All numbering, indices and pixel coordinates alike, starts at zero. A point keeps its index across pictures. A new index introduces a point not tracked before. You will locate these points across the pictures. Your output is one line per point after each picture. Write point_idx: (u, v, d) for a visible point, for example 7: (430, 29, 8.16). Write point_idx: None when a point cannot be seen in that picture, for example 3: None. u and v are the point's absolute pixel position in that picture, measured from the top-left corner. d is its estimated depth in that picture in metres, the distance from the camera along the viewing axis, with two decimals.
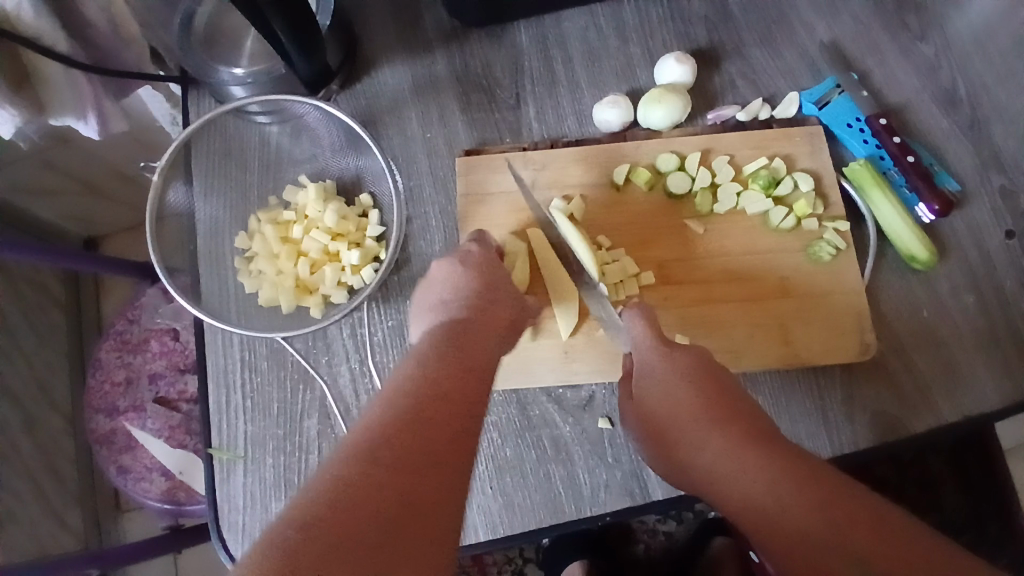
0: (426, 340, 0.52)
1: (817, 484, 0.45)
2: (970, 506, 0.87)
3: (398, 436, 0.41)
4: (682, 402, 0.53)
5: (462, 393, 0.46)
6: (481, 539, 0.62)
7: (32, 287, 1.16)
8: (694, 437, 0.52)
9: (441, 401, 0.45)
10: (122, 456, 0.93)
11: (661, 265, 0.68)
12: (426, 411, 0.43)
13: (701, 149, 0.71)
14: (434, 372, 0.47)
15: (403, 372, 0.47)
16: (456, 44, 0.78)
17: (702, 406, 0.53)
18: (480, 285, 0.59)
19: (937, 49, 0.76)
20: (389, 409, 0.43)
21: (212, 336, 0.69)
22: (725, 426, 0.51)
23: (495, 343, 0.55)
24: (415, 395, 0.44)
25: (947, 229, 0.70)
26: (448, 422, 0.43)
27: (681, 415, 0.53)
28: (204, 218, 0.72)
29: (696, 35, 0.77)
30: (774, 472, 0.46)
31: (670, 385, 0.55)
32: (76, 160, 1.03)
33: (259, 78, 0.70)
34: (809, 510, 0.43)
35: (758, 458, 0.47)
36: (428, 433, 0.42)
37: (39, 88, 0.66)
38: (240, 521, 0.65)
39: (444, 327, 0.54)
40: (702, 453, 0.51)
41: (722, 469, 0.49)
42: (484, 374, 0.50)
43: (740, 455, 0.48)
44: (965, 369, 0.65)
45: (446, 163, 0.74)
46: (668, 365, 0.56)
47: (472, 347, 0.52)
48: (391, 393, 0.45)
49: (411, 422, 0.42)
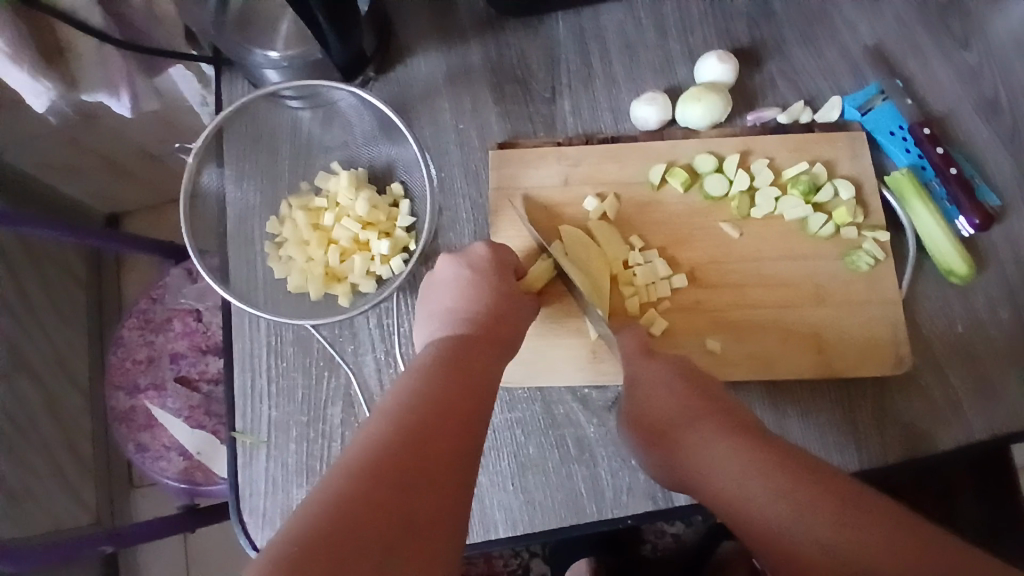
0: (426, 358, 0.51)
1: (783, 468, 0.45)
2: (986, 519, 0.83)
3: (399, 453, 0.39)
4: (655, 405, 0.54)
5: (463, 410, 0.45)
6: (501, 536, 0.62)
7: (55, 263, 1.17)
8: (671, 439, 0.51)
9: (440, 419, 0.43)
10: (140, 433, 0.94)
11: (694, 268, 0.67)
12: (427, 429, 0.42)
13: (740, 151, 0.70)
14: (435, 391, 0.46)
15: (403, 390, 0.46)
16: (491, 34, 0.77)
17: (682, 405, 0.52)
18: (490, 292, 0.58)
19: (982, 56, 0.74)
20: (389, 426, 0.42)
21: (239, 320, 0.69)
22: (702, 420, 0.51)
23: (499, 358, 0.54)
24: (417, 412, 0.43)
25: (987, 243, 0.68)
26: (446, 437, 0.42)
27: (658, 418, 0.53)
28: (235, 202, 0.72)
29: (736, 33, 0.76)
30: (749, 463, 0.46)
31: (649, 390, 0.55)
32: (103, 138, 1.03)
33: (295, 63, 0.69)
34: (776, 495, 0.43)
35: (734, 452, 0.47)
36: (430, 450, 0.41)
37: (72, 63, 0.66)
38: (262, 505, 0.65)
39: (445, 345, 0.53)
40: (681, 453, 0.50)
41: (698, 465, 0.49)
42: (486, 390, 0.49)
43: (719, 451, 0.48)
44: (998, 385, 0.64)
45: (477, 155, 0.73)
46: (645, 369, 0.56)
47: (475, 363, 0.51)
48: (391, 409, 0.44)
49: (411, 439, 0.41)
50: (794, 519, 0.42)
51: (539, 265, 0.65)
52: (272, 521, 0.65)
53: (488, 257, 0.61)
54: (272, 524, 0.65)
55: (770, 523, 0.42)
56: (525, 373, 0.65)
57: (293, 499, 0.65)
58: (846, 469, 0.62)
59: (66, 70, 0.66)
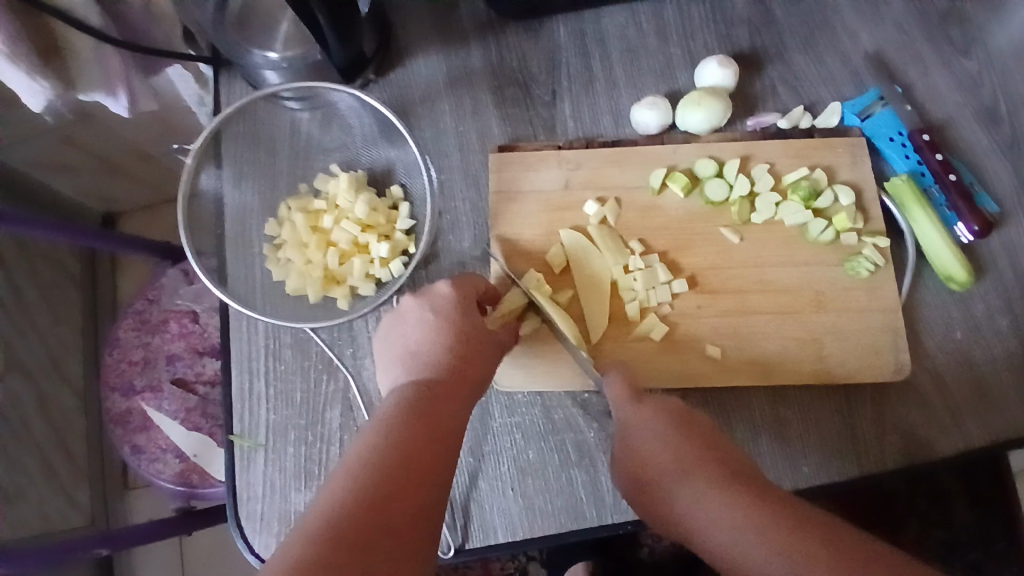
0: (390, 407, 0.51)
1: (786, 523, 0.44)
2: (981, 524, 0.84)
3: (359, 519, 0.40)
4: (648, 459, 0.52)
5: (425, 464, 0.46)
6: (500, 541, 0.62)
7: (49, 262, 1.16)
8: (665, 495, 0.50)
9: (402, 476, 0.44)
10: (136, 435, 0.94)
11: (694, 273, 0.67)
12: (388, 489, 0.43)
13: (740, 156, 0.70)
14: (397, 446, 0.46)
15: (366, 445, 0.46)
16: (492, 36, 0.77)
17: (672, 453, 0.51)
18: (450, 336, 0.57)
19: (981, 64, 0.74)
20: (349, 489, 0.42)
21: (237, 322, 0.69)
22: (695, 475, 0.49)
23: (466, 401, 0.54)
24: (378, 473, 0.44)
25: (986, 250, 0.68)
26: (408, 496, 0.43)
27: (655, 472, 0.51)
28: (233, 201, 0.71)
29: (738, 38, 0.76)
30: (750, 520, 0.45)
31: (638, 438, 0.53)
32: (100, 137, 1.02)
33: (295, 64, 0.69)
34: (775, 551, 0.42)
35: (729, 509, 0.46)
36: (391, 511, 0.42)
37: (68, 62, 0.65)
38: (259, 510, 0.65)
39: (412, 390, 0.53)
40: (674, 510, 0.49)
41: (696, 522, 0.47)
42: (452, 440, 0.49)
43: (714, 512, 0.47)
44: (996, 393, 0.64)
45: (477, 158, 0.73)
46: (636, 421, 0.54)
47: (440, 412, 0.51)
48: (353, 466, 0.44)
49: (370, 505, 0.41)
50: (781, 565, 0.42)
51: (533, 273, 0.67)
52: (270, 526, 0.64)
53: (447, 298, 0.59)
54: (270, 529, 0.64)
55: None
56: (523, 378, 0.65)
57: (291, 503, 0.65)
58: (843, 475, 0.62)
59: (62, 68, 0.65)
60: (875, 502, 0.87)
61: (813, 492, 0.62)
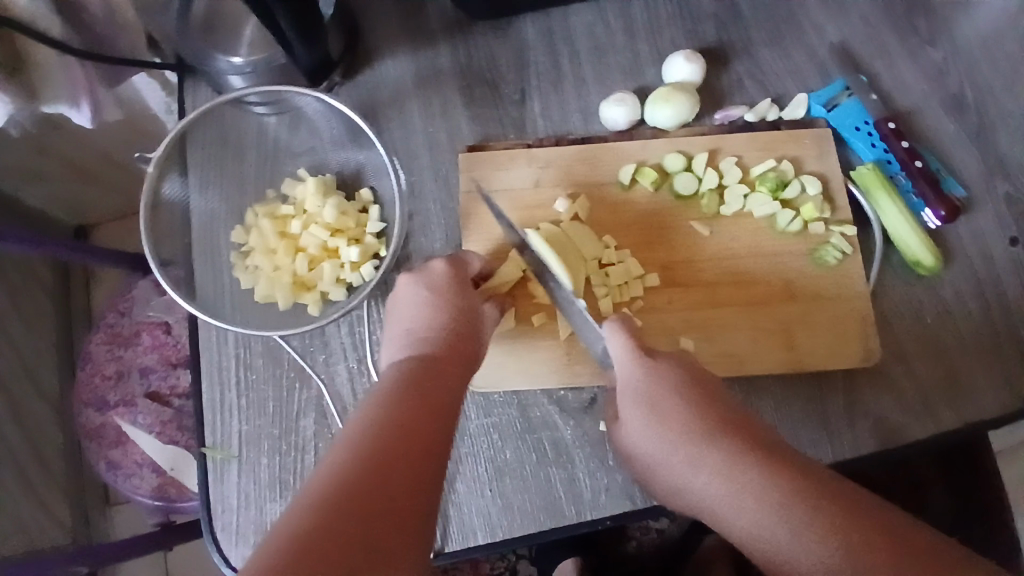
0: (386, 385, 0.50)
1: (820, 495, 0.42)
2: (958, 507, 0.85)
3: (362, 485, 0.38)
4: (666, 428, 0.50)
5: (425, 435, 0.44)
6: (479, 543, 0.61)
7: (21, 277, 1.14)
8: (685, 468, 0.48)
9: (403, 446, 0.42)
10: (111, 451, 0.92)
11: (666, 267, 0.67)
12: (388, 458, 0.41)
13: (708, 149, 0.70)
14: (397, 419, 0.45)
15: (365, 421, 0.45)
16: (460, 36, 0.76)
17: (695, 425, 0.49)
18: (448, 312, 0.57)
19: (944, 53, 0.76)
20: (349, 461, 0.40)
21: (206, 333, 0.68)
22: (720, 442, 0.48)
23: (462, 378, 0.53)
24: (377, 444, 0.42)
25: (953, 235, 0.69)
26: (410, 462, 0.41)
27: (675, 440, 0.49)
28: (199, 210, 0.70)
29: (704, 33, 0.76)
30: (780, 490, 0.43)
31: (660, 405, 0.51)
32: (70, 144, 1.00)
33: (259, 68, 0.68)
34: (809, 522, 0.40)
35: (759, 479, 0.44)
36: (392, 477, 0.40)
37: (32, 76, 0.64)
38: (234, 522, 0.63)
39: (407, 369, 0.51)
40: (694, 482, 0.47)
41: (717, 493, 0.45)
42: (449, 414, 0.48)
43: (739, 480, 0.45)
44: (967, 376, 0.64)
45: (448, 158, 0.72)
46: (653, 382, 0.53)
47: (438, 385, 0.50)
48: (352, 440, 0.42)
49: (371, 472, 0.39)
50: (827, 551, 0.39)
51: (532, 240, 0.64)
52: (246, 537, 0.63)
53: (443, 276, 0.60)
54: (245, 540, 0.63)
55: (800, 560, 0.39)
56: (499, 378, 0.65)
57: (267, 513, 0.63)
58: (821, 462, 0.62)
59: (26, 82, 0.64)
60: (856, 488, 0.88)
61: None
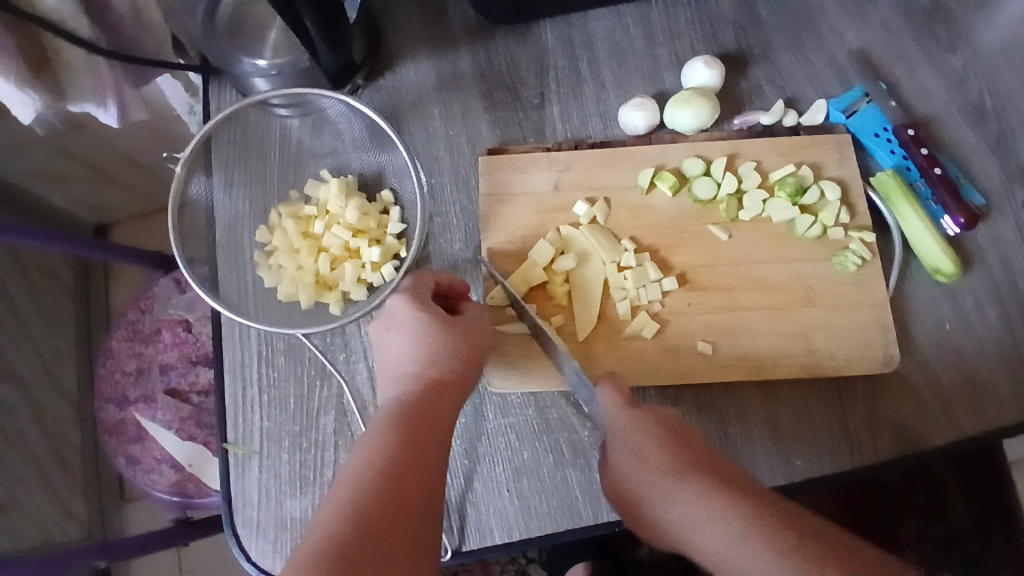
0: (376, 422, 0.51)
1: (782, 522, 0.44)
2: (977, 518, 0.84)
3: (347, 538, 0.41)
4: (644, 465, 0.50)
5: (411, 473, 0.46)
6: (497, 543, 0.62)
7: (43, 274, 1.16)
8: (662, 496, 0.48)
9: (387, 492, 0.44)
10: (131, 446, 0.93)
11: (684, 271, 0.67)
12: (373, 502, 0.43)
13: (728, 154, 0.71)
14: (384, 461, 0.46)
15: (355, 461, 0.46)
16: (480, 41, 0.77)
17: (671, 464, 0.49)
18: (425, 338, 0.56)
19: (965, 60, 0.75)
20: (338, 510, 0.43)
21: (230, 329, 0.69)
22: (694, 479, 0.48)
23: (451, 404, 0.54)
24: (363, 488, 0.44)
25: (972, 243, 0.69)
26: (393, 504, 0.43)
27: (651, 475, 0.50)
28: (225, 209, 0.71)
29: (723, 39, 0.77)
30: (744, 520, 0.45)
31: (640, 447, 0.51)
32: (92, 148, 1.02)
33: (284, 70, 0.70)
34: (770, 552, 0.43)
35: (726, 512, 0.45)
36: (376, 523, 0.42)
37: (59, 74, 0.66)
38: (255, 517, 0.64)
39: (396, 403, 0.53)
40: (671, 509, 0.48)
41: (689, 526, 0.46)
42: (438, 445, 0.50)
43: (711, 512, 0.46)
44: (986, 384, 0.64)
45: (467, 162, 0.73)
46: (633, 424, 0.52)
47: (427, 417, 0.51)
48: (343, 486, 0.45)
49: (357, 518, 0.42)
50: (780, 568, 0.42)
51: (541, 243, 0.67)
52: (266, 532, 0.64)
53: (409, 312, 0.58)
54: (266, 535, 0.64)
55: None
56: (516, 379, 0.65)
57: (287, 509, 0.64)
58: (838, 468, 0.62)
59: (53, 79, 0.65)
60: (873, 495, 0.87)
61: (808, 487, 0.62)
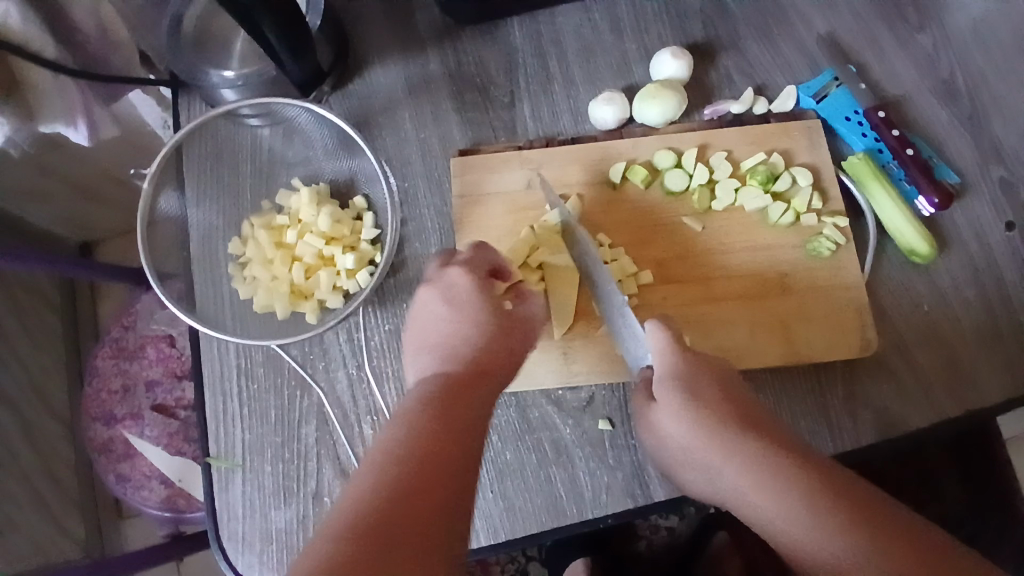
0: (417, 398, 0.49)
1: (838, 496, 0.45)
2: (970, 498, 0.84)
3: (382, 517, 0.38)
4: (699, 418, 0.51)
5: (447, 459, 0.43)
6: (482, 544, 0.62)
7: (26, 295, 1.15)
8: (714, 457, 0.50)
9: (423, 475, 0.41)
10: (120, 464, 0.93)
11: (660, 263, 0.67)
12: (410, 484, 0.41)
13: (698, 145, 0.70)
14: (422, 442, 0.44)
15: (394, 438, 0.44)
16: (448, 42, 0.77)
17: (724, 417, 0.51)
18: (473, 319, 0.55)
19: (935, 40, 0.75)
20: (373, 486, 0.40)
21: (207, 344, 0.68)
22: (749, 433, 0.50)
23: (490, 393, 0.51)
24: (401, 466, 0.42)
25: (948, 222, 0.69)
26: (431, 489, 0.41)
27: (705, 426, 0.51)
28: (196, 222, 0.71)
29: (691, 30, 0.76)
30: (805, 484, 0.46)
31: (697, 393, 0.52)
32: (67, 166, 1.02)
33: (250, 80, 0.69)
34: (833, 511, 0.44)
35: (781, 467, 0.47)
36: (413, 504, 0.40)
37: (29, 97, 0.64)
38: (240, 530, 0.64)
39: (435, 384, 0.50)
40: (724, 471, 0.49)
41: (744, 481, 0.48)
42: (476, 432, 0.47)
43: (767, 467, 0.47)
44: (966, 363, 0.64)
45: (440, 164, 0.73)
46: (687, 373, 0.54)
47: (467, 403, 0.49)
48: (378, 461, 0.42)
49: (395, 498, 0.40)
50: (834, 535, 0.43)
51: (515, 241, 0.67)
52: (252, 545, 0.64)
53: (466, 289, 0.57)
54: (252, 548, 0.64)
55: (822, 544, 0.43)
56: None
57: (272, 521, 0.64)
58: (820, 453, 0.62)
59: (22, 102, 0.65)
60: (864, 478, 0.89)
61: None
